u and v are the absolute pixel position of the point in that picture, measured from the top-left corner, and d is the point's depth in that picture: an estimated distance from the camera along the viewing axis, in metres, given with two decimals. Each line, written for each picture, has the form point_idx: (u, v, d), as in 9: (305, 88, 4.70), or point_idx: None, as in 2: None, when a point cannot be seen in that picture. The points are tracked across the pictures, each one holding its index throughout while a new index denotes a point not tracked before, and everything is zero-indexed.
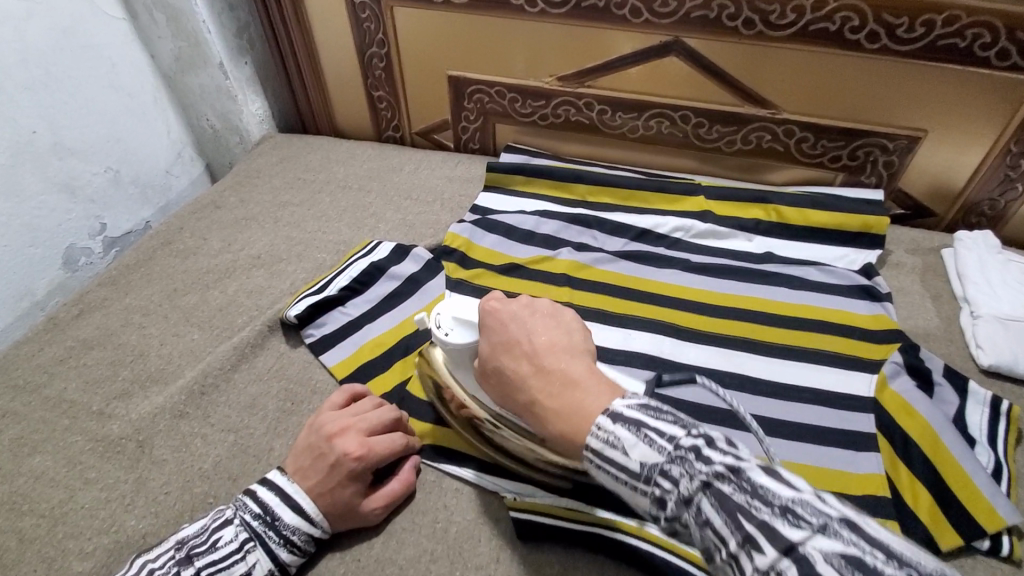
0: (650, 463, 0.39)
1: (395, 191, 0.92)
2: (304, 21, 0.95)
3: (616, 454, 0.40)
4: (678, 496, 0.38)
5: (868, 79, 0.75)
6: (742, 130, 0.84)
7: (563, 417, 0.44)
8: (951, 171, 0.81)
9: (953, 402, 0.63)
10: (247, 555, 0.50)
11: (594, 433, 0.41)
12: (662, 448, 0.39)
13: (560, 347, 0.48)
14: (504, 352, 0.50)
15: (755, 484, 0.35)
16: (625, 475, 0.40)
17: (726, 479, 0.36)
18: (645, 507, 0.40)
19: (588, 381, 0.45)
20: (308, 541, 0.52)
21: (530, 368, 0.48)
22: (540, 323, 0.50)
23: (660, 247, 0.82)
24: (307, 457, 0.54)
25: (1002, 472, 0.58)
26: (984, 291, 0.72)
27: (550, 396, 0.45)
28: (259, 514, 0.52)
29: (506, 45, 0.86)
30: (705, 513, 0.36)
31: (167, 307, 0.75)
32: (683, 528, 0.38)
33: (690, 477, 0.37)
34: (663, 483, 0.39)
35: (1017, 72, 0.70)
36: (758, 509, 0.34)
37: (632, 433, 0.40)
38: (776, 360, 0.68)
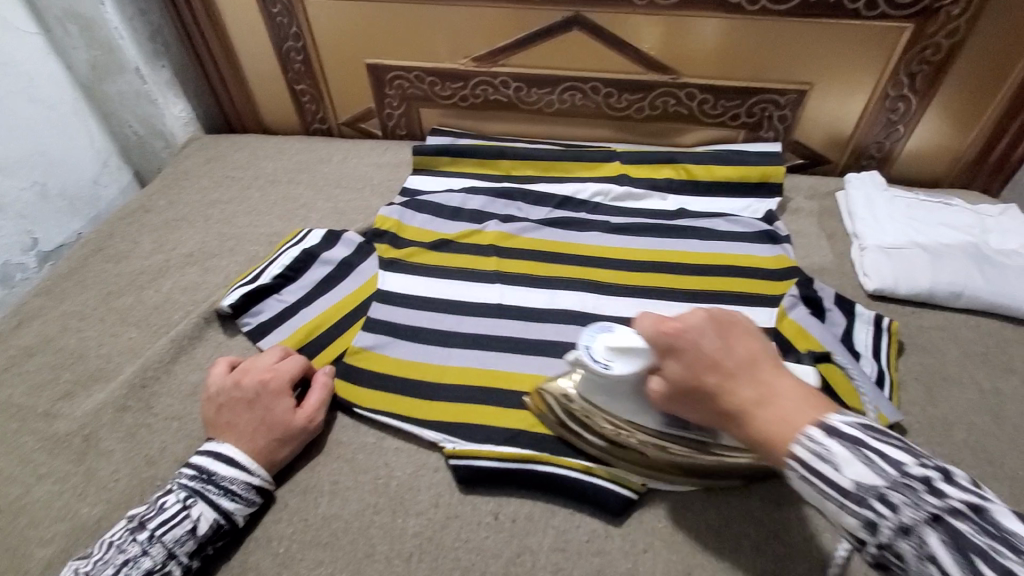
0: (868, 484, 0.37)
1: (325, 181, 0.94)
2: (217, 19, 0.95)
3: (827, 468, 0.38)
4: (897, 525, 0.36)
5: (755, 39, 0.81)
6: (649, 97, 0.90)
7: (773, 431, 0.41)
8: (840, 120, 0.88)
9: (841, 323, 0.70)
10: (190, 510, 0.53)
11: (805, 445, 0.39)
12: (885, 472, 0.37)
13: (758, 357, 0.44)
14: (697, 364, 0.45)
15: (998, 525, 0.34)
16: (833, 492, 0.38)
17: (959, 517, 0.35)
18: (846, 529, 0.39)
19: (800, 399, 0.42)
20: (249, 488, 0.56)
21: (725, 382, 0.43)
22: (726, 336, 0.45)
23: (582, 212, 0.87)
24: (220, 413, 0.59)
25: (884, 379, 0.65)
26: (869, 226, 0.79)
27: (762, 412, 0.42)
28: (195, 475, 0.56)
29: (419, 29, 0.89)
30: (932, 545, 0.34)
31: (102, 310, 0.76)
32: (888, 557, 0.37)
33: (917, 508, 0.36)
34: (881, 508, 0.37)
35: (883, 21, 0.76)
36: (1001, 554, 0.33)
37: (850, 450, 0.38)
38: (688, 303, 0.74)
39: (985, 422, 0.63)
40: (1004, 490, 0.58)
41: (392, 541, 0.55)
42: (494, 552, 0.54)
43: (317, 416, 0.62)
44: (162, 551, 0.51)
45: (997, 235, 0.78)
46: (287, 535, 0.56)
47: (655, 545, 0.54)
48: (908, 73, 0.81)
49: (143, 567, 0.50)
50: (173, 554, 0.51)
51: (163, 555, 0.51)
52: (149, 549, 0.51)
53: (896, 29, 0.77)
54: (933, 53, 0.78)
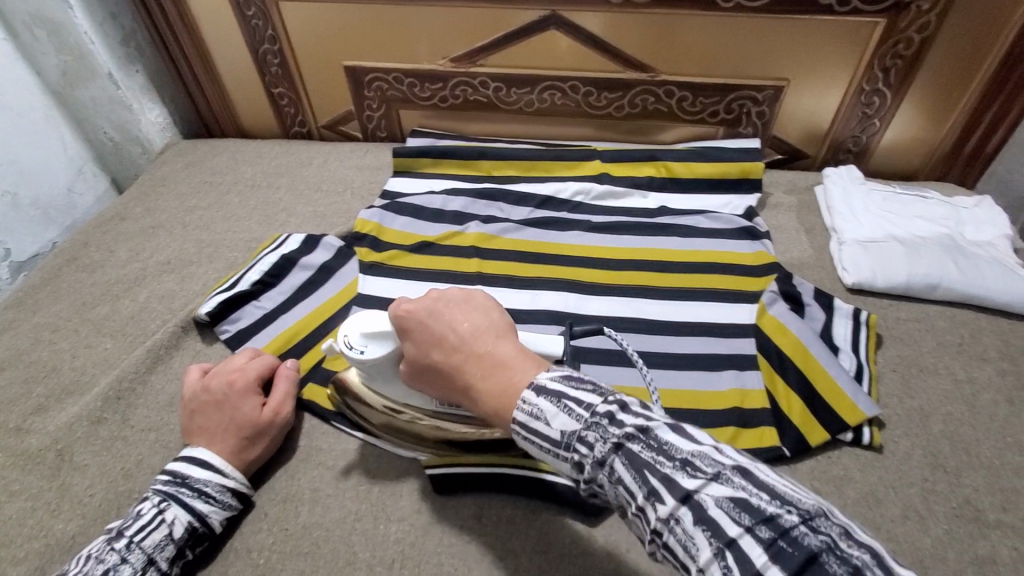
0: (570, 431, 0.39)
1: (304, 185, 0.93)
2: (190, 23, 0.94)
3: (538, 425, 0.40)
4: (594, 459, 0.39)
5: (730, 36, 0.81)
6: (627, 95, 0.90)
7: (496, 399, 0.43)
8: (817, 115, 0.88)
9: (821, 318, 0.70)
10: (166, 514, 0.52)
11: (519, 407, 0.41)
12: (580, 416, 0.39)
13: (483, 328, 0.47)
14: (431, 344, 0.48)
15: (661, 441, 0.37)
16: (547, 445, 0.40)
17: (635, 439, 0.38)
18: (569, 472, 0.41)
19: (509, 360, 0.44)
20: (223, 490, 0.55)
21: (453, 356, 0.46)
22: (458, 310, 0.48)
23: (563, 211, 0.87)
24: (191, 416, 0.59)
25: (862, 373, 0.66)
26: (847, 220, 0.80)
27: (480, 382, 0.44)
28: (168, 480, 0.55)
29: (396, 30, 0.88)
30: (618, 472, 0.37)
31: (77, 321, 0.75)
32: (601, 489, 0.40)
33: (604, 441, 0.38)
34: (581, 448, 0.39)
35: (856, 17, 0.77)
36: (661, 465, 0.36)
37: (554, 404, 0.40)
38: (670, 301, 0.74)
39: (962, 412, 0.64)
40: (979, 479, 0.58)
41: (373, 547, 0.55)
42: (476, 556, 0.54)
43: (285, 411, 0.61)
44: (142, 557, 0.49)
45: (972, 227, 0.79)
46: (267, 545, 0.55)
47: (636, 544, 0.54)
48: (882, 68, 0.81)
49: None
50: (153, 560, 0.50)
51: (142, 562, 0.49)
52: (127, 556, 0.49)
53: (869, 24, 0.77)
54: (905, 48, 0.79)
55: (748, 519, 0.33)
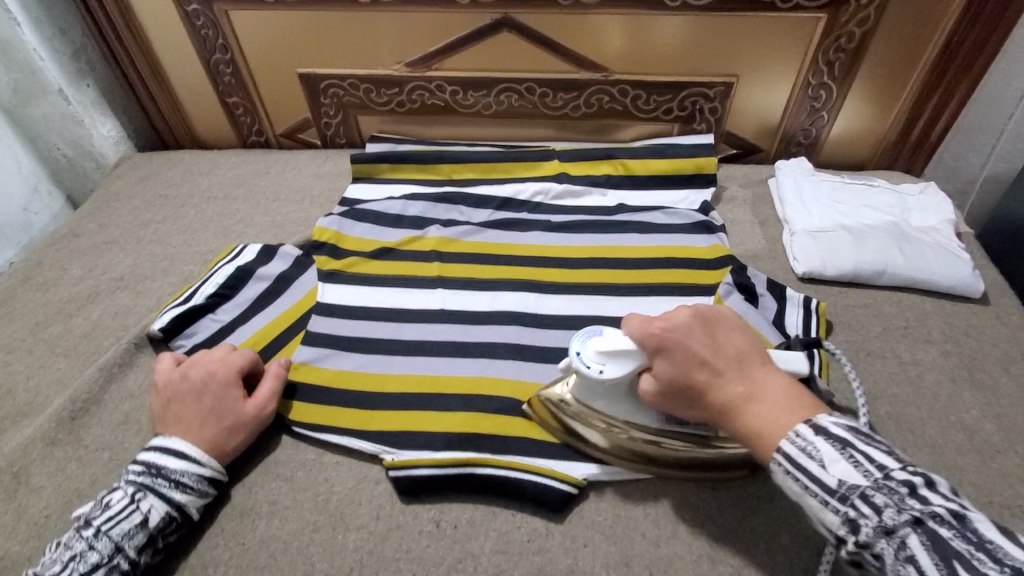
0: (850, 483, 0.41)
1: (262, 195, 0.92)
2: (139, 34, 0.92)
3: (810, 464, 0.42)
4: (877, 525, 0.39)
5: (678, 35, 0.83)
6: (583, 95, 0.91)
7: (762, 425, 0.46)
8: (768, 109, 0.90)
9: (773, 307, 0.71)
10: (140, 504, 0.52)
11: (791, 440, 0.44)
12: (868, 473, 0.41)
13: (747, 355, 0.49)
14: (688, 363, 0.49)
15: (981, 535, 0.36)
16: (817, 489, 0.42)
17: (938, 520, 0.37)
18: (831, 529, 0.42)
19: (783, 393, 0.47)
20: (200, 480, 0.55)
21: (726, 379, 0.48)
22: (702, 337, 0.50)
23: (523, 212, 0.88)
24: (169, 402, 0.59)
25: (815, 358, 0.65)
26: (798, 211, 0.82)
27: (746, 406, 0.47)
28: (142, 470, 0.54)
29: (348, 36, 0.88)
30: (911, 546, 0.37)
31: (30, 341, 0.73)
32: (871, 558, 0.39)
33: (897, 511, 0.39)
34: (860, 506, 0.40)
35: (799, 12, 0.79)
36: (978, 560, 0.35)
37: (836, 449, 0.42)
38: (629, 297, 0.75)
39: (908, 394, 0.66)
40: (926, 458, 0.60)
41: (332, 557, 0.54)
42: (436, 559, 0.54)
43: (270, 402, 0.61)
44: (109, 544, 0.50)
45: (917, 213, 0.81)
46: (223, 560, 0.55)
47: (595, 539, 0.55)
48: (826, 61, 0.84)
49: (90, 562, 0.49)
50: (121, 548, 0.50)
51: (111, 549, 0.50)
52: (95, 543, 0.50)
53: (812, 20, 0.79)
54: (847, 42, 0.81)
55: None
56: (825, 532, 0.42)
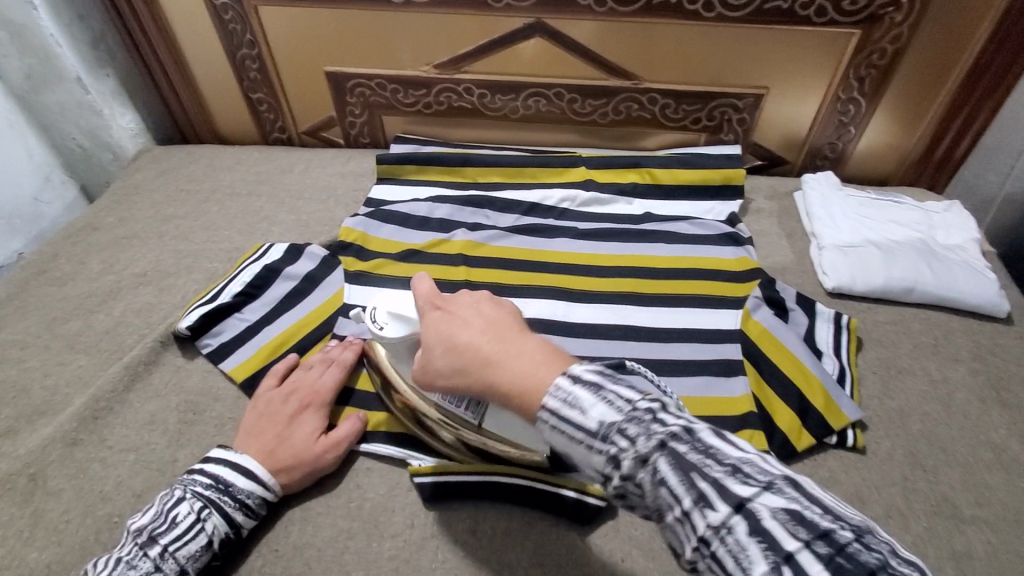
0: (609, 422, 0.37)
1: (286, 193, 0.91)
2: (163, 25, 0.90)
3: (574, 414, 0.37)
4: (634, 455, 0.35)
5: (711, 46, 0.83)
6: (612, 102, 0.91)
7: (523, 381, 0.41)
8: (796, 122, 0.90)
9: (803, 323, 0.72)
10: (206, 523, 0.52)
11: (552, 394, 0.39)
12: (619, 407, 0.37)
13: (502, 323, 0.46)
14: (459, 328, 0.47)
15: (707, 444, 0.35)
16: (581, 435, 0.37)
17: (675, 434, 0.35)
18: (596, 468, 0.38)
19: (537, 351, 0.43)
20: (260, 502, 0.55)
21: (488, 334, 0.45)
22: (481, 307, 0.49)
23: (549, 219, 0.87)
24: (257, 418, 0.60)
25: (845, 377, 0.67)
26: (826, 225, 0.82)
27: (504, 363, 0.42)
28: (210, 484, 0.54)
29: (378, 36, 0.87)
30: (662, 472, 0.34)
31: (48, 337, 0.72)
32: (634, 491, 0.36)
33: (647, 437, 0.35)
34: (619, 441, 0.36)
35: (833, 28, 0.79)
36: (710, 467, 0.34)
37: (591, 393, 0.38)
38: (658, 308, 0.75)
39: (938, 412, 0.66)
40: (957, 478, 0.60)
41: (366, 566, 0.54)
42: (471, 571, 0.53)
43: (343, 443, 0.60)
44: (175, 567, 0.49)
45: (942, 231, 0.81)
46: (256, 567, 0.54)
47: (631, 553, 0.55)
48: (857, 77, 0.84)
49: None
50: (186, 571, 0.50)
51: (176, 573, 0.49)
52: (162, 564, 0.49)
53: (846, 35, 0.79)
54: (879, 58, 0.81)
55: (807, 533, 0.30)
56: (593, 473, 0.39)
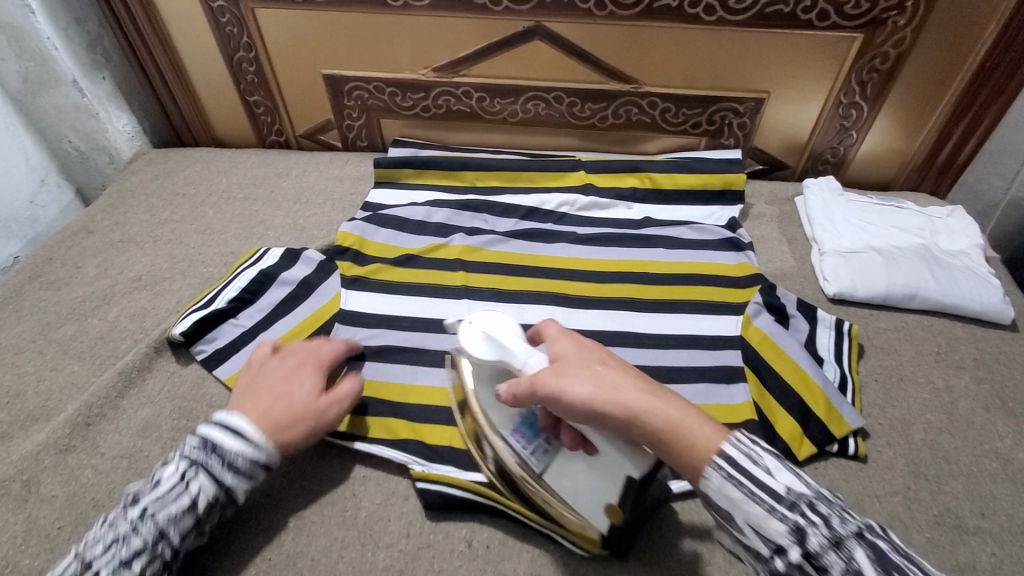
0: (798, 491, 0.40)
1: (282, 197, 0.91)
2: (160, 27, 0.90)
3: (762, 473, 0.41)
4: (825, 535, 0.38)
5: (711, 49, 0.82)
6: (611, 106, 0.90)
7: (689, 429, 0.43)
8: (796, 127, 0.90)
9: (804, 329, 0.71)
10: (188, 485, 0.49)
11: (735, 446, 0.42)
12: (808, 485, 0.41)
13: (632, 371, 0.48)
14: (602, 365, 0.47)
15: (900, 547, 0.37)
16: (768, 497, 0.40)
17: (877, 537, 0.38)
18: (767, 538, 0.40)
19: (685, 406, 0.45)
20: (250, 464, 0.51)
21: (641, 380, 0.46)
22: (604, 351, 0.50)
23: (548, 223, 0.87)
24: (254, 378, 0.58)
25: (846, 384, 0.66)
26: (828, 230, 0.81)
27: (665, 409, 0.44)
28: (198, 444, 0.51)
29: (376, 38, 0.86)
30: (856, 555, 0.36)
31: (41, 342, 0.71)
32: (811, 570, 0.38)
33: (841, 522, 0.38)
34: (809, 513, 0.39)
35: (835, 32, 0.78)
36: (912, 569, 0.36)
37: (778, 462, 0.41)
38: (658, 314, 0.74)
39: (941, 421, 0.65)
40: (961, 487, 0.60)
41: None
42: None
43: (343, 402, 0.58)
44: (153, 530, 0.47)
45: (945, 237, 0.81)
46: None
47: (631, 565, 0.54)
48: (859, 81, 0.83)
49: (133, 547, 0.46)
50: (165, 534, 0.48)
51: (154, 535, 0.47)
52: (141, 526, 0.47)
53: (848, 39, 0.79)
54: (881, 62, 0.81)
55: None
56: (757, 542, 0.40)
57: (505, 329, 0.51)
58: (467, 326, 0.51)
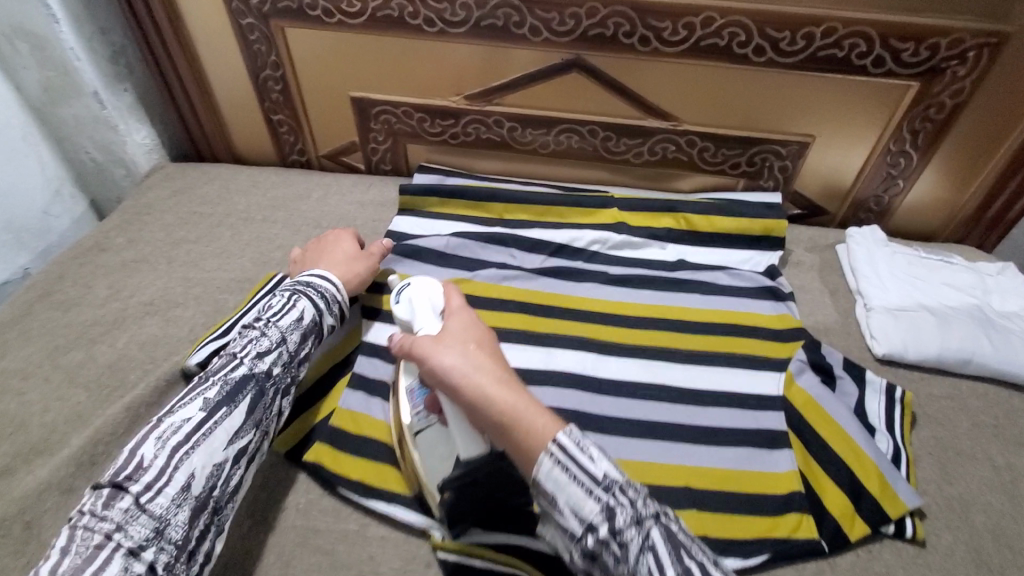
0: (614, 478, 0.43)
1: (302, 220, 0.87)
2: (185, 39, 0.87)
3: (584, 459, 0.43)
4: (631, 517, 0.42)
5: (757, 91, 0.79)
6: (647, 143, 0.87)
7: (506, 407, 0.47)
8: (840, 174, 0.86)
9: (853, 393, 0.66)
10: (294, 304, 0.63)
11: (566, 434, 0.44)
12: (623, 476, 0.44)
13: (495, 354, 0.53)
14: (463, 341, 0.53)
15: (686, 531, 0.43)
16: (585, 482, 0.42)
17: (672, 521, 0.43)
18: (581, 518, 0.42)
19: (522, 392, 0.49)
20: (333, 300, 0.66)
21: (502, 368, 0.51)
22: (477, 330, 0.55)
23: (577, 261, 0.83)
24: (306, 260, 0.73)
25: (900, 457, 0.62)
26: (873, 284, 0.77)
27: (497, 386, 0.48)
28: (294, 285, 0.65)
29: (407, 63, 0.83)
30: (652, 537, 0.41)
31: (47, 368, 0.67)
32: (615, 547, 0.41)
33: (645, 508, 0.42)
34: (620, 497, 0.42)
35: (891, 79, 0.75)
36: (693, 550, 0.41)
37: (600, 452, 0.44)
38: (697, 367, 0.69)
39: (1002, 503, 0.60)
40: None
41: None
42: None
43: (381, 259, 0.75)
44: (277, 333, 0.60)
45: (998, 297, 0.76)
46: None
47: None
48: (911, 130, 0.79)
49: (265, 345, 0.59)
50: (287, 338, 0.60)
51: (279, 338, 0.59)
52: (267, 331, 0.60)
53: (903, 87, 0.75)
54: (937, 112, 0.77)
55: None
56: (572, 523, 0.43)
57: (423, 303, 0.58)
58: (398, 305, 0.59)
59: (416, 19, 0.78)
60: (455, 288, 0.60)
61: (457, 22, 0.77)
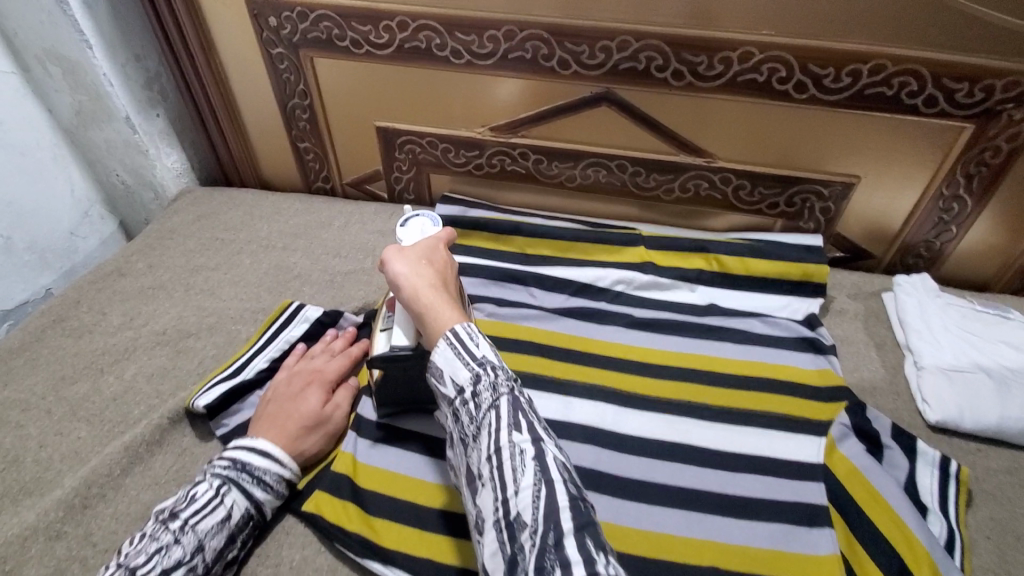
0: (489, 359, 0.46)
1: (322, 249, 0.86)
2: (217, 69, 0.88)
3: (468, 341, 0.47)
4: (489, 382, 0.45)
5: (796, 128, 0.74)
6: (679, 179, 0.83)
7: (433, 311, 0.50)
8: (886, 217, 0.81)
9: (903, 465, 0.61)
10: (225, 498, 0.53)
11: (465, 326, 0.48)
12: (497, 360, 0.47)
13: (444, 275, 0.55)
14: (422, 258, 0.55)
15: (535, 408, 0.46)
16: (461, 353, 0.47)
17: (523, 394, 0.46)
18: (455, 382, 0.47)
19: (457, 305, 0.52)
20: (280, 480, 0.56)
21: (443, 283, 0.54)
22: (438, 252, 0.57)
23: (602, 301, 0.79)
24: (267, 404, 0.62)
25: (955, 543, 0.56)
26: (924, 340, 0.71)
27: (433, 296, 0.51)
28: (228, 464, 0.55)
29: (433, 95, 0.82)
30: (501, 404, 0.45)
31: (51, 399, 0.66)
32: (472, 408, 0.46)
33: (502, 380, 0.46)
34: (487, 369, 0.46)
35: (944, 120, 0.69)
36: (536, 419, 0.45)
37: (484, 339, 0.47)
38: (726, 426, 0.64)
39: None
40: None
41: None
42: None
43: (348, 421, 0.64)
44: (195, 539, 0.50)
45: None
46: None
47: None
48: (965, 174, 0.73)
49: (175, 556, 0.48)
50: (205, 544, 0.50)
51: (196, 546, 0.50)
52: (183, 537, 0.50)
53: (958, 128, 0.70)
54: (994, 155, 0.71)
55: (569, 495, 0.40)
56: (449, 389, 0.47)
57: (417, 226, 0.64)
58: (399, 228, 0.65)
59: (443, 51, 0.77)
60: (451, 231, 0.62)
61: (484, 54, 0.76)
